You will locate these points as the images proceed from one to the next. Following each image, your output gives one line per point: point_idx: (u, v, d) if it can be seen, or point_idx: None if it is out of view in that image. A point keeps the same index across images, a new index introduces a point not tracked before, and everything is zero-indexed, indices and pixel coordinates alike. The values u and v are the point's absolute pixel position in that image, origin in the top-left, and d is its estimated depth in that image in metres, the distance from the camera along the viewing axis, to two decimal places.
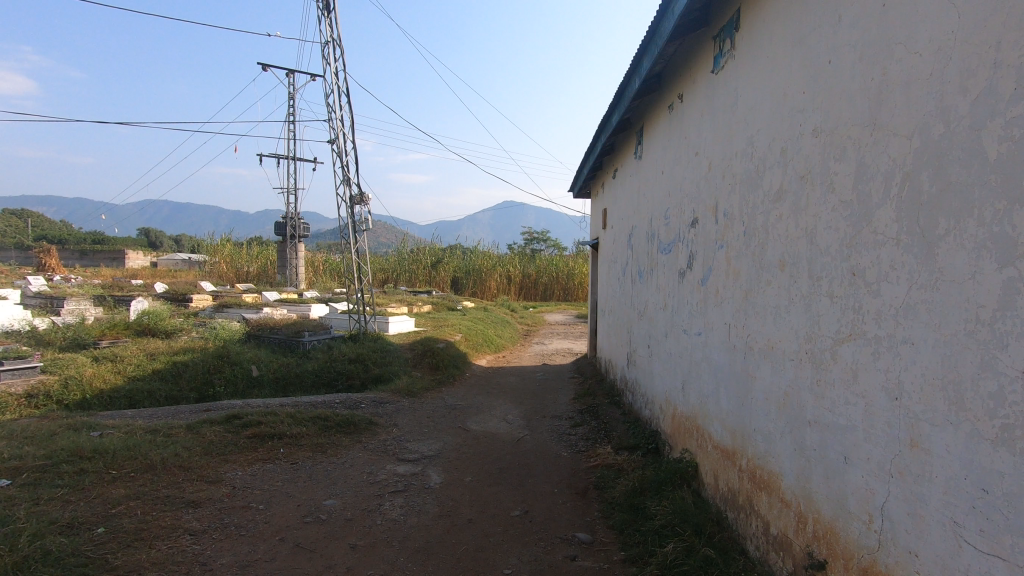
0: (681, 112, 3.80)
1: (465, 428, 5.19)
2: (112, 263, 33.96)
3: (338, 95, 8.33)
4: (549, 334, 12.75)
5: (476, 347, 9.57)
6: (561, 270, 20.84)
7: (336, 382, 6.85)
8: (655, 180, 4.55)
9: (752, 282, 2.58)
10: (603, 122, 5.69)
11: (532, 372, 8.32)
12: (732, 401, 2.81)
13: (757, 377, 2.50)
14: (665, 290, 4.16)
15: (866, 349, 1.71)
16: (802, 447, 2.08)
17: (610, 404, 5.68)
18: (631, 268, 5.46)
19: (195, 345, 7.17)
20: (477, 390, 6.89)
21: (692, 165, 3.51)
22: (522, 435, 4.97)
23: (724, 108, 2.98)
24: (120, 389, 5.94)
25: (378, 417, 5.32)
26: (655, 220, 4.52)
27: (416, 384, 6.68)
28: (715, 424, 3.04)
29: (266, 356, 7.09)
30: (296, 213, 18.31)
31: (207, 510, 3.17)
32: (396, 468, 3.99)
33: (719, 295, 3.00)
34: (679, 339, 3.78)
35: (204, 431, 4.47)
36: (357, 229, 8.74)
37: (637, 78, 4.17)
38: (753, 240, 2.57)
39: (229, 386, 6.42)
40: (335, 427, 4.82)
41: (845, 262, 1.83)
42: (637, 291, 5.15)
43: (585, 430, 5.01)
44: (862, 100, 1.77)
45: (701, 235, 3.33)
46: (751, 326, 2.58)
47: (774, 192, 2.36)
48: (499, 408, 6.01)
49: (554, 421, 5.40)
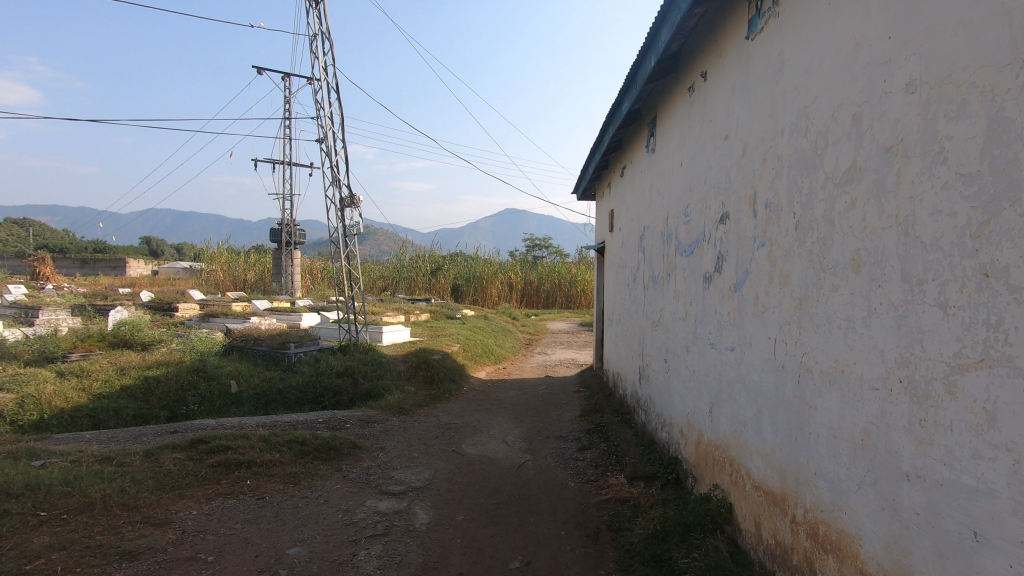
0: (705, 92, 3.30)
1: (460, 452, 4.66)
2: (112, 272, 33.74)
3: (326, 91, 7.87)
4: (552, 344, 12.22)
5: (475, 358, 9.04)
6: (563, 277, 20.34)
7: (322, 399, 6.31)
8: (671, 174, 4.07)
9: (808, 287, 2.07)
10: (611, 113, 5.21)
11: (534, 386, 7.78)
12: (779, 433, 2.30)
13: (819, 408, 1.99)
14: (685, 297, 3.66)
15: (1012, 383, 1.20)
16: (896, 508, 1.56)
17: (621, 424, 5.16)
18: (642, 273, 4.96)
19: (171, 358, 6.65)
20: (475, 406, 6.35)
21: (721, 151, 3.01)
22: (524, 460, 4.44)
23: (763, 79, 2.49)
24: (83, 408, 5.43)
25: (363, 439, 4.80)
26: (672, 219, 4.03)
27: (408, 400, 6.15)
28: (756, 459, 2.52)
29: (247, 369, 6.57)
30: (292, 220, 17.87)
31: (145, 563, 2.64)
32: (377, 504, 3.46)
33: (759, 304, 2.49)
34: (704, 354, 3.27)
35: (163, 459, 3.94)
36: (349, 234, 8.26)
37: (652, 56, 3.68)
38: (810, 236, 2.06)
39: (204, 404, 5.89)
40: (314, 453, 4.29)
41: (969, 259, 1.32)
42: (650, 298, 4.65)
43: (593, 454, 4.48)
44: (992, 33, 1.27)
45: (732, 232, 2.83)
46: (808, 342, 2.06)
47: (842, 173, 1.85)
48: (498, 427, 5.49)
49: (559, 443, 4.86)
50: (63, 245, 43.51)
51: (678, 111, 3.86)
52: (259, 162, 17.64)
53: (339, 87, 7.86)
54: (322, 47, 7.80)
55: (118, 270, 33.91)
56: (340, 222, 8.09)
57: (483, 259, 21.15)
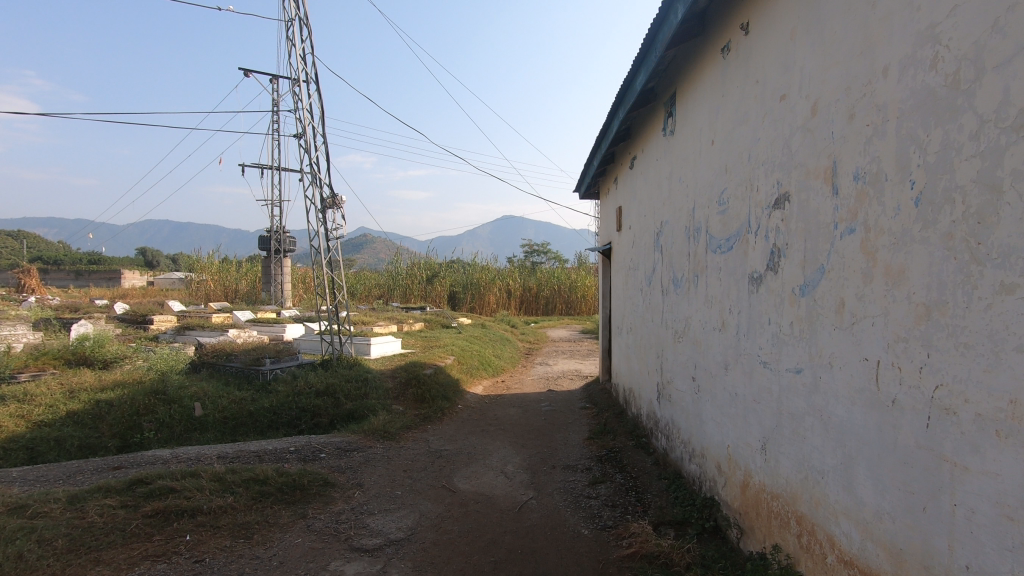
0: (748, 47, 2.65)
1: (451, 487, 3.97)
2: (106, 282, 33.19)
3: (305, 82, 7.24)
4: (553, 353, 11.52)
5: (471, 371, 8.34)
6: (563, 283, 19.71)
7: (298, 422, 5.61)
8: (699, 156, 3.43)
9: (944, 290, 1.42)
10: (620, 94, 4.57)
11: (536, 401, 7.10)
12: (887, 494, 1.64)
13: (974, 470, 1.33)
14: (721, 304, 3.00)
15: None
16: None
17: (637, 450, 4.49)
18: (660, 276, 4.30)
19: (130, 377, 5.93)
20: (470, 428, 5.65)
21: (775, 116, 2.36)
22: (527, 498, 3.74)
23: (847, 7, 1.84)
24: (19, 440, 4.73)
25: (338, 473, 4.11)
26: (700, 210, 3.38)
27: (394, 422, 5.45)
28: (845, 524, 1.85)
29: (214, 389, 5.86)
30: (281, 227, 17.18)
31: None
32: (345, 567, 2.77)
33: (848, 313, 1.83)
34: (752, 376, 2.61)
35: (87, 509, 3.23)
36: (332, 237, 7.59)
37: (676, 12, 3.03)
38: (948, 213, 1.41)
39: (162, 430, 5.18)
40: (275, 495, 3.58)
41: None
42: (672, 304, 3.98)
43: (608, 489, 3.79)
44: None
45: (796, 218, 2.18)
46: (946, 369, 1.41)
47: (1018, 111, 1.20)
48: (497, 453, 4.80)
49: (567, 475, 4.17)
50: (56, 256, 42.75)
51: (708, 79, 3.22)
52: (245, 167, 16.99)
53: (318, 76, 7.22)
54: (298, 34, 7.17)
55: (110, 282, 33.18)
56: (321, 225, 7.43)
57: (480, 265, 20.48)
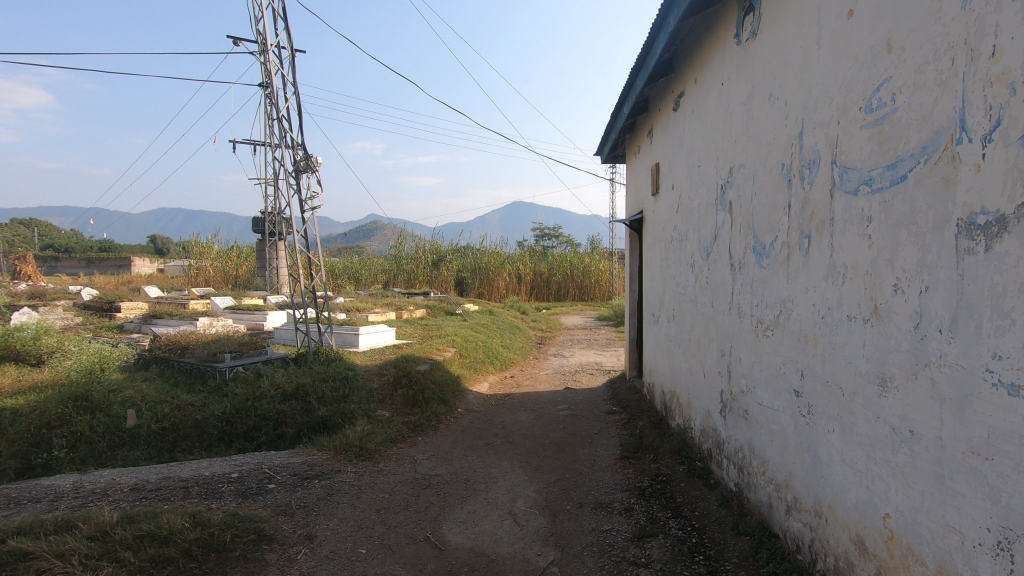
0: None
1: (439, 542, 2.81)
2: (111, 268, 32.61)
3: (274, 22, 6.04)
4: (568, 343, 10.32)
5: (475, 365, 7.19)
6: (576, 267, 18.47)
7: (256, 434, 4.48)
8: (814, 48, 2.19)
9: None
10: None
11: (551, 401, 5.97)
12: None
13: None
14: (874, 277, 1.80)
15: None
16: None
17: (694, 481, 3.31)
18: (731, 242, 3.09)
19: (54, 378, 4.85)
20: (471, 441, 4.51)
21: None
22: (544, 565, 2.57)
23: None
24: None
25: (283, 520, 2.97)
26: (818, 132, 2.16)
27: (375, 434, 4.32)
28: None
29: (157, 392, 4.75)
30: (275, 208, 16.06)
31: None
32: None
33: None
34: (968, 408, 1.42)
35: None
36: (309, 209, 6.45)
37: None
38: None
39: (80, 448, 4.09)
40: (176, 564, 2.43)
41: None
42: (754, 278, 2.77)
43: (662, 549, 2.62)
44: None
45: None
46: None
47: None
48: (504, 481, 3.64)
49: (600, 520, 3.01)
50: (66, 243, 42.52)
51: None
52: (239, 144, 15.86)
53: (288, 14, 6.01)
54: None
55: (115, 268, 32.65)
56: (295, 194, 6.29)
57: (489, 249, 19.24)
